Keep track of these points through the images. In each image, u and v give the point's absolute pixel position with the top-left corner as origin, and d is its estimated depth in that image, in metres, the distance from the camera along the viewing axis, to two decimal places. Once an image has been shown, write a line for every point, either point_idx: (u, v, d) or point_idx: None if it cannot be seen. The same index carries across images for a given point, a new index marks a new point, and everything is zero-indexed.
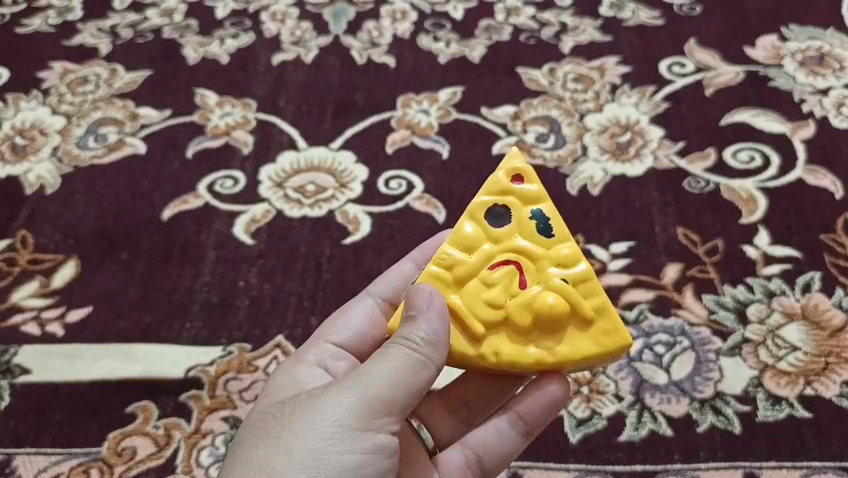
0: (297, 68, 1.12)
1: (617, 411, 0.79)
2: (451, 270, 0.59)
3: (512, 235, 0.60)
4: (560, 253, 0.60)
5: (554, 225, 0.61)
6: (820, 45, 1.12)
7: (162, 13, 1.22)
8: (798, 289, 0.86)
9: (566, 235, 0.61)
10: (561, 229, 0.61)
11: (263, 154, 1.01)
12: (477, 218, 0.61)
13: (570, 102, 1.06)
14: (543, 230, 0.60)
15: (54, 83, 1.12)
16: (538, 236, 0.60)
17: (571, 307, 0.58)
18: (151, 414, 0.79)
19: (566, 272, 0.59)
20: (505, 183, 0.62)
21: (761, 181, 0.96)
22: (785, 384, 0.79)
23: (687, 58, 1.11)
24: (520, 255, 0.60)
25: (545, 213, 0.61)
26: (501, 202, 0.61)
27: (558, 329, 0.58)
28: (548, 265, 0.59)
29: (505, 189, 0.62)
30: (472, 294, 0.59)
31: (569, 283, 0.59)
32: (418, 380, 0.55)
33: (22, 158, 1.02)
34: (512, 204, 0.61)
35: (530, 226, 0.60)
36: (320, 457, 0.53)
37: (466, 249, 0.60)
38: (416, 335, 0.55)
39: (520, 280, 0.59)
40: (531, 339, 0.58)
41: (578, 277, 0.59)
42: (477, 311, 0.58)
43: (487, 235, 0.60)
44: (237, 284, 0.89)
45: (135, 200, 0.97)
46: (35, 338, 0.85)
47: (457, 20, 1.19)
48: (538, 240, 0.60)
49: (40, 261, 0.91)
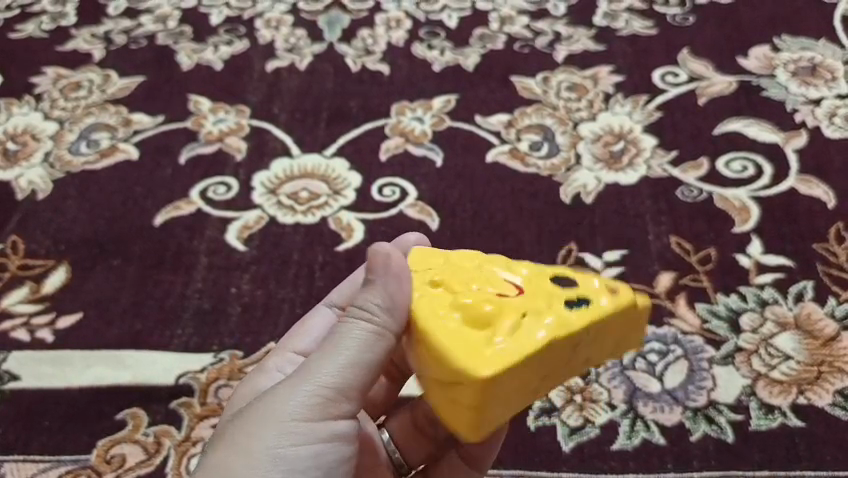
0: (292, 75, 1.12)
1: (610, 419, 0.78)
2: (482, 254, 0.59)
3: (548, 277, 0.56)
4: (575, 313, 0.53)
5: (592, 296, 0.54)
6: (813, 56, 1.13)
7: (157, 19, 1.21)
8: (791, 298, 0.86)
9: (595, 306, 0.53)
10: (596, 300, 0.53)
11: (256, 161, 1.01)
12: (552, 259, 0.58)
13: (564, 111, 1.07)
14: (579, 291, 0.54)
15: (47, 88, 1.11)
16: (563, 293, 0.54)
17: (521, 335, 0.51)
18: (141, 421, 0.78)
19: (563, 323, 0.52)
20: (596, 267, 0.57)
21: (754, 190, 0.96)
22: (778, 393, 0.79)
23: (681, 68, 1.12)
24: (532, 287, 0.55)
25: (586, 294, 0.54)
26: (578, 269, 0.57)
27: (490, 343, 0.51)
28: (555, 308, 0.53)
29: (590, 268, 0.57)
30: (470, 282, 0.56)
31: (545, 330, 0.51)
32: (375, 353, 0.55)
33: (15, 164, 1.01)
34: (583, 271, 0.57)
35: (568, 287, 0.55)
36: (275, 450, 0.53)
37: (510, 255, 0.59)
38: (372, 303, 0.54)
39: (517, 298, 0.54)
40: (459, 330, 0.52)
41: (563, 332, 0.52)
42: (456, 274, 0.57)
43: (539, 266, 0.57)
44: (229, 291, 0.88)
45: (128, 206, 0.96)
46: (25, 345, 0.84)
47: (451, 29, 1.19)
48: (563, 302, 0.53)
49: (31, 267, 0.91)
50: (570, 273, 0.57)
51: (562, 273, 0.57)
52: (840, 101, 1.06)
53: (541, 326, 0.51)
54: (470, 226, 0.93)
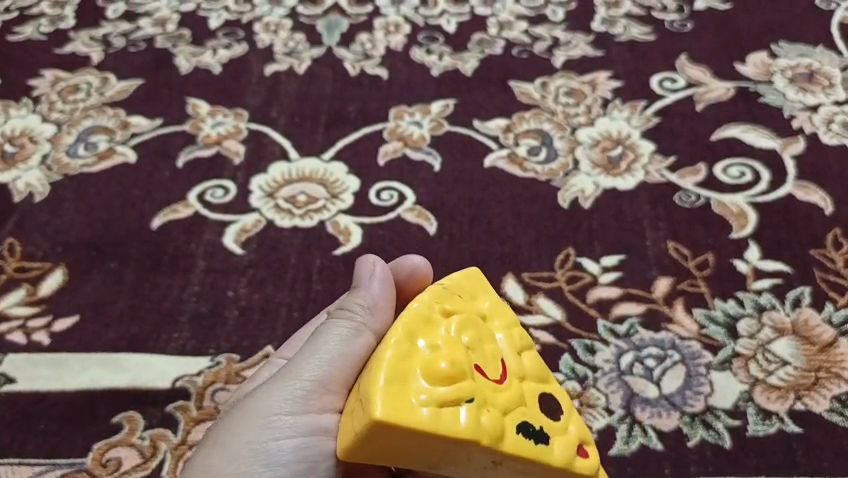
0: (290, 79, 1.12)
1: (607, 425, 0.78)
2: (497, 320, 0.61)
3: (528, 392, 0.57)
4: (524, 437, 0.53)
5: (551, 442, 0.55)
6: (810, 63, 1.13)
7: (155, 22, 1.21)
8: (788, 304, 0.86)
9: (548, 454, 0.54)
10: (552, 448, 0.54)
11: (254, 164, 1.00)
12: (548, 385, 0.59)
13: (562, 116, 1.07)
14: (544, 427, 0.55)
15: (45, 90, 1.11)
16: (532, 417, 0.55)
17: (475, 413, 0.51)
18: (137, 425, 0.78)
19: (513, 440, 0.52)
20: (574, 420, 0.58)
21: (752, 195, 0.96)
22: (775, 399, 0.79)
23: (678, 74, 1.12)
24: (515, 387, 0.56)
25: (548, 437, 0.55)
26: (561, 405, 0.58)
27: (447, 400, 0.51)
28: (518, 423, 0.54)
29: (568, 412, 0.58)
30: (469, 340, 0.56)
31: (494, 432, 0.52)
32: (356, 349, 0.58)
33: (12, 166, 1.01)
34: (567, 416, 0.58)
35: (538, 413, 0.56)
36: (259, 444, 0.58)
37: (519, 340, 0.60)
38: (354, 305, 0.61)
39: (497, 389, 0.54)
40: (428, 370, 0.52)
41: (508, 442, 0.52)
42: (467, 322, 0.57)
43: (534, 379, 0.58)
44: (227, 294, 0.88)
45: (125, 209, 0.96)
46: (21, 347, 0.84)
47: (450, 34, 1.19)
48: (525, 423, 0.54)
49: (28, 269, 0.90)
50: (554, 408, 0.58)
51: (543, 402, 0.58)
52: (837, 108, 1.06)
53: (495, 427, 0.52)
54: (467, 231, 0.93)
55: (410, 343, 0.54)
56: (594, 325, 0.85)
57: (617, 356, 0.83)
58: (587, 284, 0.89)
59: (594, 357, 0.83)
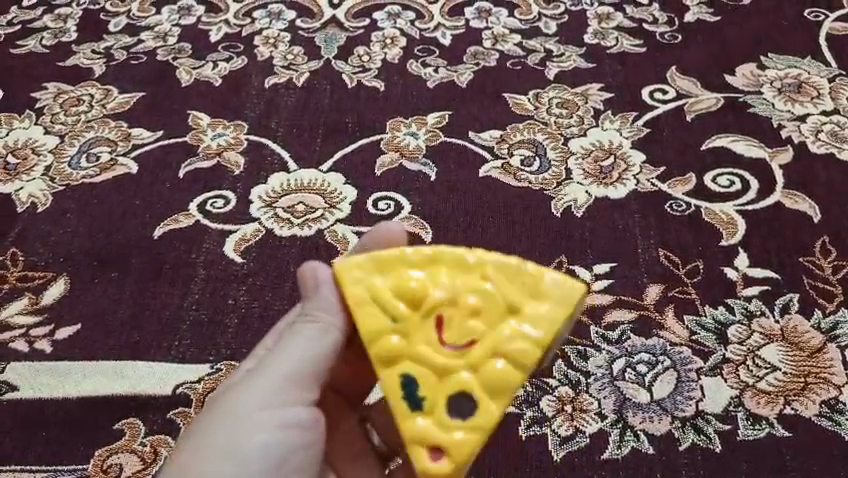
0: (289, 91, 1.14)
1: (600, 429, 0.80)
2: (514, 349, 0.57)
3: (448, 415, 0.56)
4: (407, 396, 0.57)
5: (419, 413, 0.56)
6: (799, 73, 1.16)
7: (157, 36, 1.24)
8: (777, 310, 0.88)
9: (401, 412, 0.57)
10: (412, 417, 0.56)
11: (254, 175, 1.02)
12: (495, 401, 0.56)
13: (555, 126, 1.09)
14: (426, 404, 0.56)
15: (49, 103, 1.13)
16: (415, 405, 0.57)
17: (385, 332, 0.57)
18: (137, 431, 0.79)
19: (390, 380, 0.57)
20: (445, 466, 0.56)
21: (741, 204, 0.98)
22: (765, 404, 0.81)
23: (669, 85, 1.14)
24: (446, 377, 0.57)
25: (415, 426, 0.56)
26: (446, 443, 0.56)
27: (381, 306, 0.58)
28: (410, 373, 0.57)
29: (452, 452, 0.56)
30: (474, 321, 0.57)
31: (381, 353, 0.57)
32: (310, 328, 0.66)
33: (15, 177, 1.03)
34: (467, 428, 0.56)
35: (431, 410, 0.56)
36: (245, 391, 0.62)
37: (496, 389, 0.56)
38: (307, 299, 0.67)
39: (440, 346, 0.57)
40: (401, 284, 0.58)
41: (385, 373, 0.57)
42: (498, 313, 0.58)
43: (480, 382, 0.56)
44: (227, 302, 0.89)
45: (127, 219, 0.98)
46: (24, 355, 0.85)
47: (445, 46, 1.22)
48: (412, 399, 0.57)
49: (30, 279, 0.92)
50: (466, 413, 0.56)
51: (452, 401, 0.56)
52: (825, 118, 1.09)
53: (393, 353, 0.57)
54: (462, 239, 0.95)
55: (457, 267, 0.59)
56: (587, 331, 0.87)
57: (609, 362, 0.84)
58: None
59: (586, 363, 0.84)
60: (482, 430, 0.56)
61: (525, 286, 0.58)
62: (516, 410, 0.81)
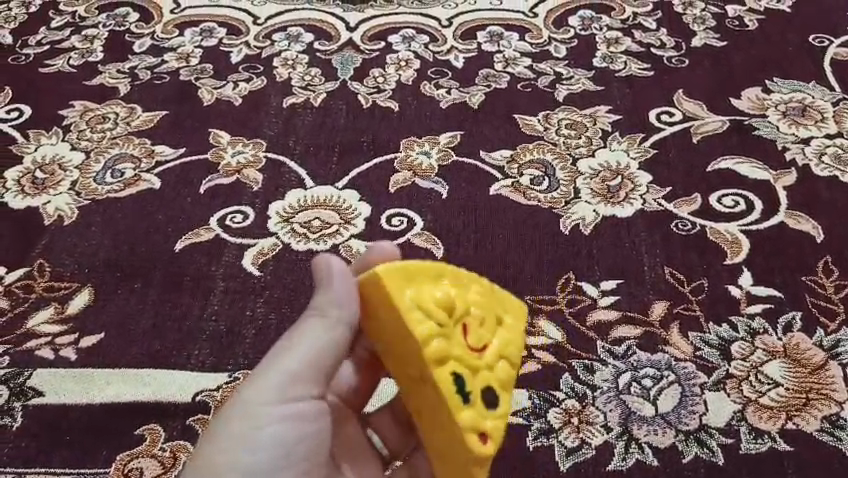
0: (306, 111, 1.18)
1: (605, 441, 0.82)
2: (513, 348, 0.64)
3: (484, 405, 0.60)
4: (457, 392, 0.58)
5: (467, 406, 0.59)
6: (803, 97, 1.19)
7: (179, 56, 1.28)
8: (780, 328, 0.90)
9: (454, 406, 0.58)
10: (462, 410, 0.59)
11: (272, 191, 1.06)
12: (508, 392, 0.63)
13: (563, 147, 1.12)
14: (471, 397, 0.59)
15: (75, 120, 1.17)
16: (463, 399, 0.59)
17: (434, 335, 0.58)
18: (157, 436, 0.82)
19: (441, 378, 0.58)
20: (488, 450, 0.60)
21: (745, 224, 1.01)
22: (767, 418, 0.83)
23: (676, 108, 1.17)
24: (476, 373, 0.60)
25: (465, 416, 0.58)
26: (486, 430, 0.60)
27: (427, 312, 0.59)
28: (456, 371, 0.59)
29: (491, 438, 0.60)
30: (484, 325, 0.63)
31: (434, 354, 0.58)
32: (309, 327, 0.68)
33: (42, 191, 1.07)
34: (497, 416, 0.61)
35: (475, 401, 0.60)
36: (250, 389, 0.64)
37: (506, 382, 0.63)
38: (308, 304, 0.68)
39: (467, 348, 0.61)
40: (435, 292, 0.60)
41: (437, 372, 0.58)
42: (495, 319, 0.64)
43: (497, 378, 0.62)
44: (245, 313, 0.93)
45: (149, 233, 1.01)
46: (49, 362, 0.88)
47: (458, 69, 1.25)
48: (461, 393, 0.59)
49: (56, 289, 0.95)
50: (494, 403, 0.61)
51: (485, 393, 0.61)
52: (829, 141, 1.11)
53: (440, 353, 0.58)
54: (473, 255, 0.98)
55: (462, 278, 0.63)
56: (594, 345, 0.89)
57: (615, 376, 0.87)
58: (586, 307, 0.93)
59: (593, 376, 0.87)
60: (504, 415, 0.62)
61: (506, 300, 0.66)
62: (523, 422, 0.83)
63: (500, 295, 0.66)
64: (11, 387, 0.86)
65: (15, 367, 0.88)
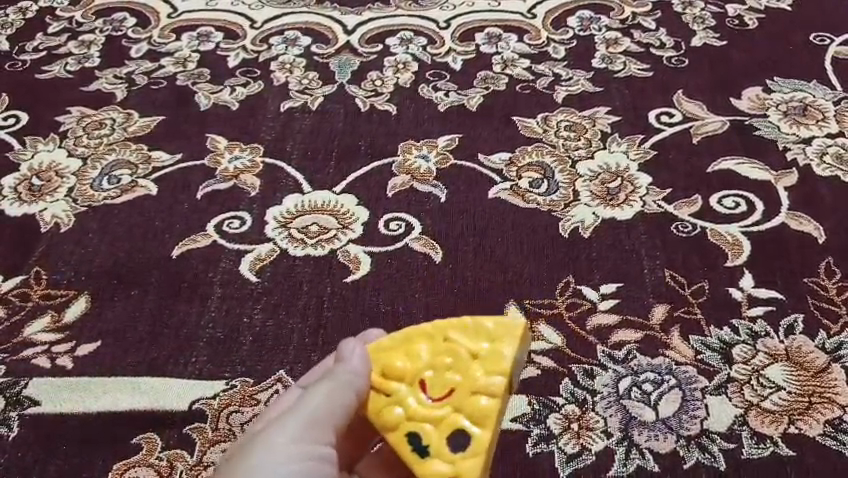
0: (304, 115, 1.17)
1: (606, 447, 0.81)
2: (489, 382, 0.64)
3: (450, 453, 0.62)
4: (413, 451, 0.63)
5: (430, 458, 0.62)
6: (804, 96, 1.18)
7: (177, 61, 1.28)
8: (781, 331, 0.89)
9: (416, 462, 0.63)
10: (424, 465, 0.62)
11: (269, 196, 1.05)
12: (483, 429, 0.63)
13: (563, 149, 1.12)
14: (432, 449, 0.63)
15: (72, 126, 1.17)
16: (422, 455, 0.63)
17: (385, 405, 0.65)
18: (155, 445, 0.81)
19: (397, 442, 0.64)
20: None
21: (746, 225, 1.00)
22: (769, 423, 0.82)
23: (676, 108, 1.16)
24: (438, 425, 0.63)
25: (428, 470, 0.62)
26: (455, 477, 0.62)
27: (377, 386, 0.66)
28: (411, 431, 0.63)
29: None
30: (447, 375, 0.64)
31: (386, 422, 0.64)
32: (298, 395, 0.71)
33: (39, 198, 1.06)
34: (469, 456, 0.62)
35: (437, 454, 0.62)
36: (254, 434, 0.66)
37: (479, 421, 0.63)
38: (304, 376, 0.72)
39: (425, 404, 0.64)
40: (388, 365, 0.66)
41: (392, 437, 0.64)
42: (463, 361, 0.65)
43: (466, 419, 0.63)
44: (242, 320, 0.92)
45: (146, 239, 1.01)
46: (45, 371, 0.88)
47: (456, 71, 1.25)
48: (420, 450, 0.63)
49: (53, 297, 0.95)
50: (463, 446, 0.62)
51: (450, 439, 0.63)
52: (830, 141, 1.10)
53: (392, 421, 0.64)
54: (471, 259, 0.97)
55: (423, 338, 0.67)
56: (594, 351, 0.89)
57: (615, 381, 0.86)
58: (586, 311, 0.92)
59: (593, 381, 0.86)
60: (479, 455, 0.62)
61: (480, 333, 0.66)
62: (523, 427, 0.83)
63: (474, 330, 0.66)
64: (8, 396, 0.86)
65: (11, 376, 0.87)
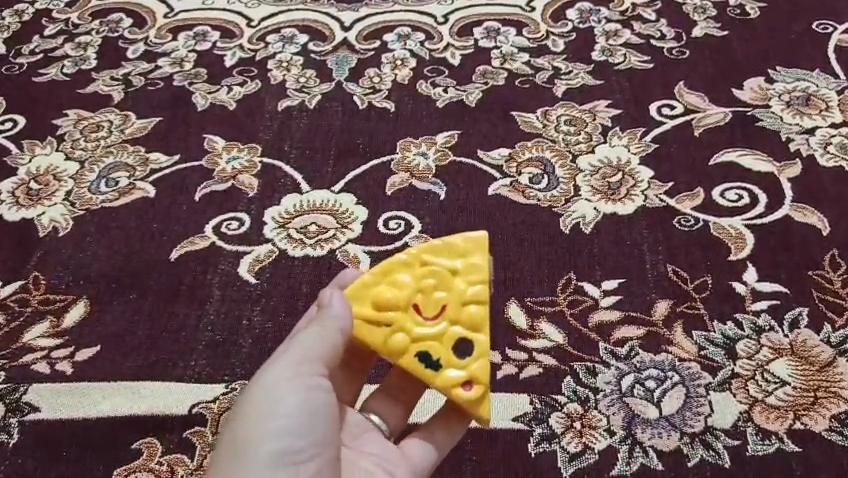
0: (301, 113, 1.17)
1: (609, 446, 0.80)
2: (477, 291, 0.68)
3: (459, 359, 0.67)
4: (425, 367, 0.67)
5: (444, 370, 0.67)
6: (807, 86, 1.16)
7: (173, 61, 1.27)
8: (786, 325, 0.88)
9: (433, 377, 0.67)
10: (438, 378, 0.67)
11: (267, 197, 1.05)
12: (483, 333, 0.68)
13: (563, 144, 1.10)
14: (443, 361, 0.67)
15: (69, 129, 1.16)
16: (434, 369, 0.67)
17: (387, 335, 0.67)
18: (155, 450, 0.81)
19: (407, 365, 0.67)
20: (477, 395, 0.67)
21: (749, 218, 0.99)
22: (774, 419, 0.81)
23: (677, 101, 1.15)
24: (441, 339, 0.67)
25: (445, 381, 0.67)
26: (470, 380, 0.67)
27: (373, 319, 0.67)
28: (419, 351, 0.67)
29: (477, 386, 0.67)
30: (435, 294, 0.68)
31: (393, 349, 0.67)
32: None
33: (37, 203, 1.06)
34: (477, 359, 0.67)
35: (448, 365, 0.67)
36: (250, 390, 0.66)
37: (476, 325, 0.68)
38: None
39: (424, 323, 0.68)
40: (377, 299, 0.68)
41: (400, 361, 0.67)
42: (445, 280, 0.69)
43: (465, 327, 0.68)
44: (242, 322, 0.91)
45: (144, 242, 1.00)
46: (45, 377, 0.87)
47: (455, 66, 1.24)
48: (431, 364, 0.67)
49: (52, 302, 0.94)
50: (468, 353, 0.67)
51: (456, 348, 0.67)
52: (834, 131, 1.09)
53: (397, 348, 0.67)
54: None
55: (402, 268, 0.69)
56: (595, 348, 0.88)
57: (618, 378, 0.85)
58: (587, 308, 0.91)
59: (595, 379, 0.85)
60: (484, 354, 0.67)
61: (454, 249, 0.70)
62: (525, 427, 0.82)
63: (446, 249, 0.70)
64: (8, 403, 0.86)
65: (11, 382, 0.87)
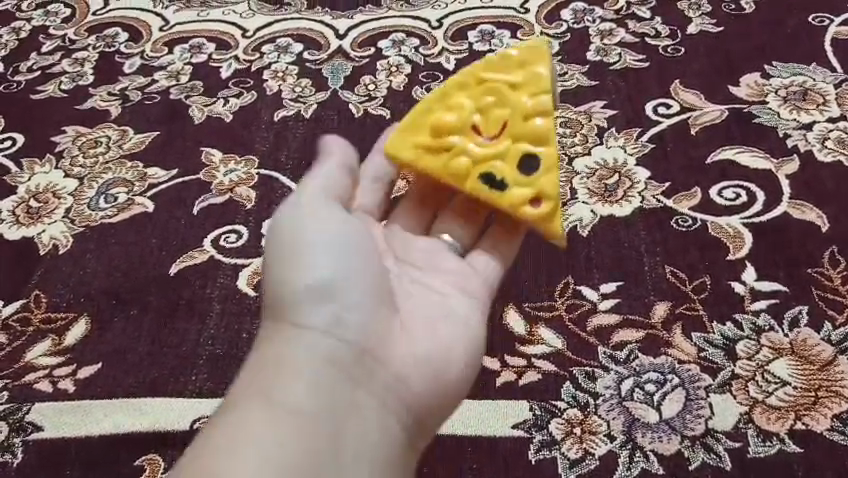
0: (297, 123, 1.17)
1: (609, 451, 0.80)
2: (540, 105, 0.73)
3: (525, 177, 0.72)
4: (492, 192, 0.72)
5: (511, 190, 0.72)
6: (804, 81, 1.15)
7: (169, 74, 1.28)
8: (786, 325, 0.88)
9: (502, 201, 0.72)
10: (506, 195, 0.72)
11: (265, 209, 1.05)
12: (548, 146, 0.73)
13: (559, 146, 1.10)
14: (508, 181, 0.72)
15: (68, 146, 1.17)
16: (502, 184, 0.73)
17: (452, 159, 0.74)
18: (157, 466, 0.81)
19: (474, 186, 0.73)
20: (548, 197, 0.72)
21: (747, 217, 0.98)
22: (775, 420, 0.81)
23: (673, 99, 1.14)
24: (506, 174, 0.73)
25: (512, 199, 0.72)
26: (537, 190, 0.72)
27: (438, 143, 0.74)
28: (484, 174, 0.73)
29: (544, 199, 0.72)
30: (499, 126, 0.74)
31: (458, 171, 0.73)
32: None
33: (37, 221, 1.07)
34: (543, 175, 0.72)
35: (515, 184, 0.72)
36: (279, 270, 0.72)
37: (540, 140, 0.73)
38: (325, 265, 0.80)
39: (487, 144, 0.74)
40: (440, 122, 0.75)
41: (466, 183, 0.73)
42: (508, 115, 0.74)
43: (528, 146, 0.73)
44: (241, 335, 0.92)
45: (144, 258, 1.01)
46: (48, 396, 0.88)
47: (449, 71, 1.24)
48: (498, 190, 0.72)
49: (53, 321, 0.95)
50: (533, 169, 0.72)
51: (521, 165, 0.73)
52: (832, 125, 1.08)
53: (463, 172, 0.73)
54: None
55: (462, 91, 0.77)
56: (595, 352, 0.88)
57: (617, 381, 0.85)
58: (586, 312, 0.91)
59: (595, 384, 0.85)
60: (550, 176, 0.72)
61: (512, 62, 0.76)
62: (525, 434, 0.82)
63: (507, 63, 0.76)
64: (11, 422, 0.86)
65: (14, 402, 0.88)
